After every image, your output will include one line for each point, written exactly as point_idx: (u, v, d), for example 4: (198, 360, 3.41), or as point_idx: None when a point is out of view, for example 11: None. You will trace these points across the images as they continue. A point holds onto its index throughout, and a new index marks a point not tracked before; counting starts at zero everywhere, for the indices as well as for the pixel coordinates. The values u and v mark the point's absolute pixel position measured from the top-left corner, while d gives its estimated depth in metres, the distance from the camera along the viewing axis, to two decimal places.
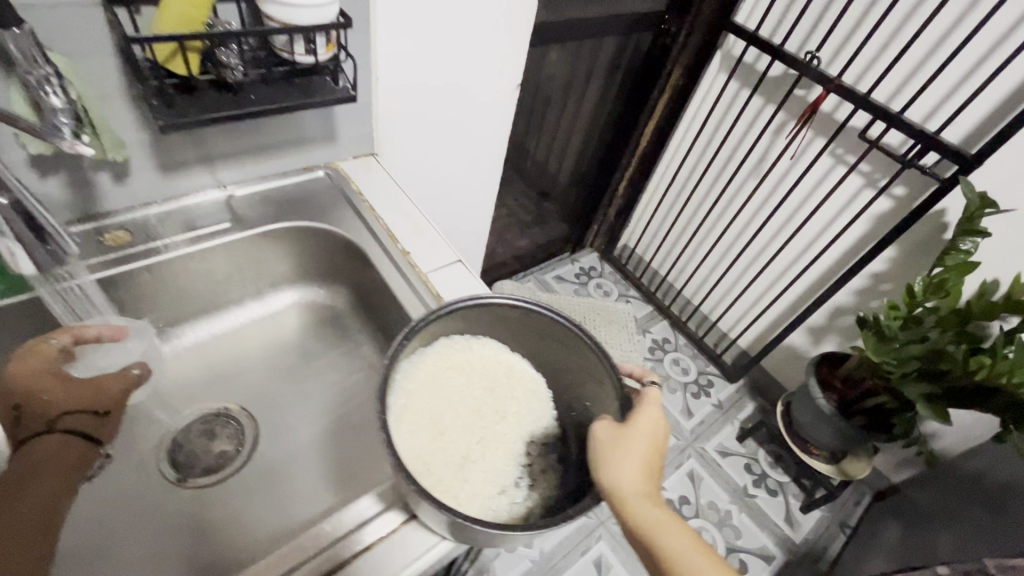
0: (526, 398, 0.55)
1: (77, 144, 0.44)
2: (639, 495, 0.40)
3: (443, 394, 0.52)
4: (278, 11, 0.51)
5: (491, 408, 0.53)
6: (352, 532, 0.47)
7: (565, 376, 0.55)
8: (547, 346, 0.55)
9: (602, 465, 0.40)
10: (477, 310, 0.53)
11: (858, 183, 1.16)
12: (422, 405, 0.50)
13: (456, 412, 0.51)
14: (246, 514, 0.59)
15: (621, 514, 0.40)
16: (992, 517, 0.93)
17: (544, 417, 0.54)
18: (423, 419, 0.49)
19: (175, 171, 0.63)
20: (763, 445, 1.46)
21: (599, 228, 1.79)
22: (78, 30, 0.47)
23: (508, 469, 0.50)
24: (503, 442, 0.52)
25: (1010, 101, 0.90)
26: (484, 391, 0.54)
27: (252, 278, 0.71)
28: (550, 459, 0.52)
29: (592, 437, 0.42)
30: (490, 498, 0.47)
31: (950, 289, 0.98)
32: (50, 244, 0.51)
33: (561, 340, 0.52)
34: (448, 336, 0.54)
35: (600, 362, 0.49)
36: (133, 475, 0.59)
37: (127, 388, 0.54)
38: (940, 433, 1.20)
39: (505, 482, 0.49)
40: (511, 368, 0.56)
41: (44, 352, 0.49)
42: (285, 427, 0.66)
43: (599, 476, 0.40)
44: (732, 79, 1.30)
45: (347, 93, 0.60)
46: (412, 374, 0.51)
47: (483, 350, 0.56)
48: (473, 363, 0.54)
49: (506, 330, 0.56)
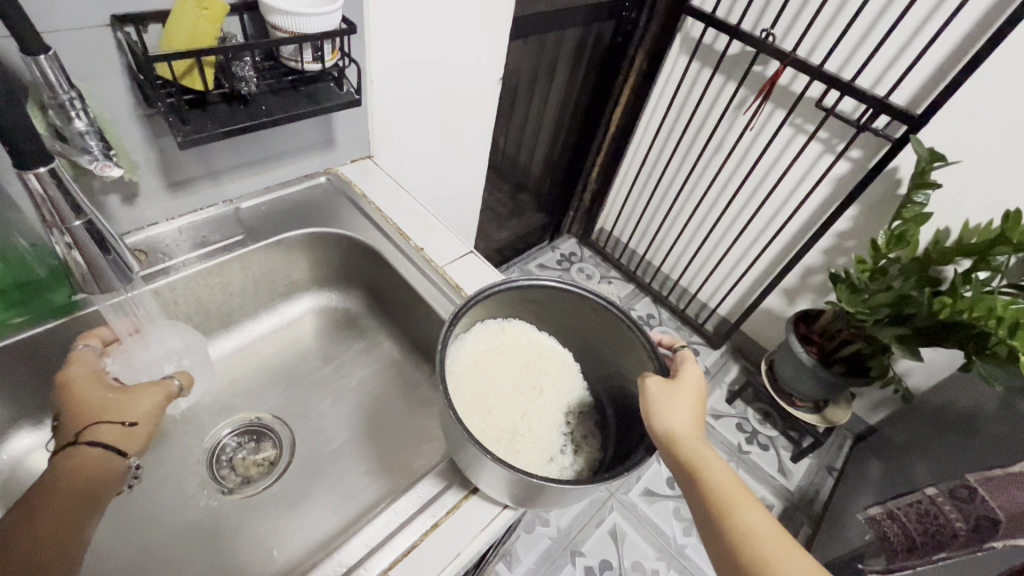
0: (558, 373, 0.59)
1: (107, 167, 0.47)
2: (690, 439, 0.45)
3: (486, 375, 0.55)
4: (287, 22, 0.52)
5: (530, 384, 0.57)
6: (416, 514, 0.49)
7: (592, 348, 0.59)
8: (574, 322, 0.58)
9: (655, 411, 0.45)
10: (507, 294, 0.56)
11: (818, 149, 1.24)
12: (470, 386, 0.54)
13: (501, 391, 0.55)
14: (296, 515, 0.59)
15: (676, 455, 0.45)
16: (966, 441, 1.03)
17: (578, 389, 0.59)
18: (472, 400, 0.53)
19: (182, 188, 0.63)
20: (750, 404, 1.55)
21: (576, 214, 1.84)
22: (90, 52, 0.47)
23: (553, 438, 0.54)
24: (545, 414, 0.56)
25: (948, 64, 0.99)
26: (521, 371, 0.58)
27: (268, 289, 0.72)
28: (589, 426, 0.57)
29: (643, 390, 0.47)
30: (543, 464, 0.52)
31: (910, 239, 1.08)
32: (112, 253, 0.48)
33: (588, 314, 0.56)
34: (483, 322, 0.57)
35: (630, 330, 0.52)
36: (177, 490, 0.60)
37: (165, 399, 0.54)
38: (910, 372, 1.31)
39: (553, 450, 0.53)
40: (541, 347, 0.60)
41: (82, 356, 0.52)
42: (319, 430, 0.67)
43: (652, 421, 0.46)
44: (693, 60, 1.37)
45: (352, 97, 0.62)
46: (457, 356, 0.54)
47: (514, 332, 0.59)
48: (508, 344, 0.58)
49: (532, 312, 0.59)
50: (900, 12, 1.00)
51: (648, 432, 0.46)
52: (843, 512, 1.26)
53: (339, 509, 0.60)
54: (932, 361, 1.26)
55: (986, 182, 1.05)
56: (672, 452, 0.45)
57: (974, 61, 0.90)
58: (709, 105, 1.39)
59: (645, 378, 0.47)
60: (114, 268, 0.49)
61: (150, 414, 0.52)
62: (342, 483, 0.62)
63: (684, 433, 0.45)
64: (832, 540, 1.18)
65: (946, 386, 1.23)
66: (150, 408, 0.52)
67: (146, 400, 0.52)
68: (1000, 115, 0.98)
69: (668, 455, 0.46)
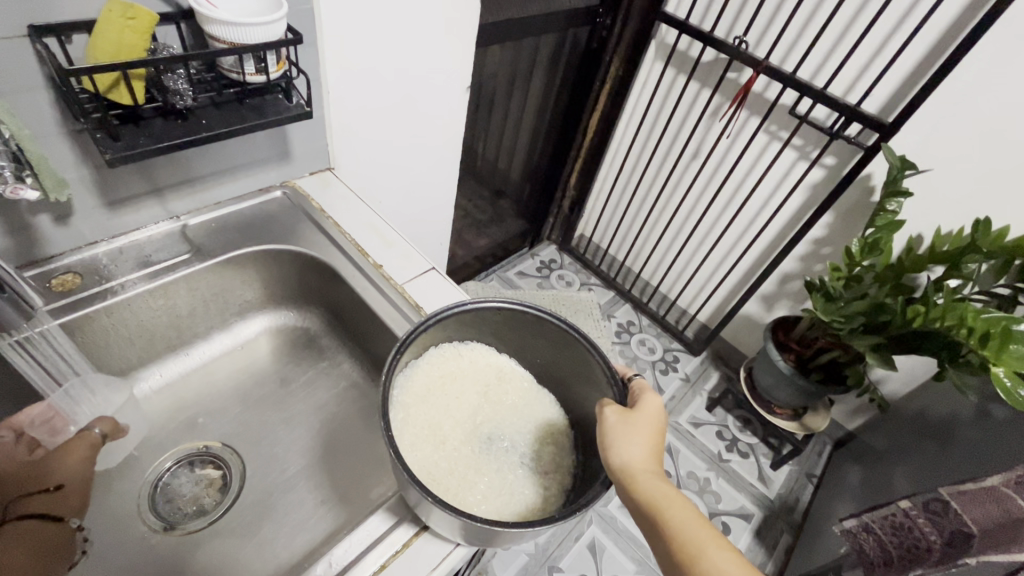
0: (521, 397, 0.57)
1: (19, 188, 0.45)
2: (646, 475, 0.43)
3: (441, 405, 0.53)
4: (224, 31, 0.49)
5: (496, 415, 0.55)
6: (365, 554, 0.46)
7: (554, 371, 0.57)
8: (534, 344, 0.57)
9: (611, 443, 0.44)
10: (464, 317, 0.54)
11: (793, 156, 1.24)
12: (421, 416, 0.52)
13: (457, 420, 0.53)
14: (242, 552, 0.56)
15: (630, 493, 0.44)
16: (942, 450, 1.02)
17: (547, 415, 0.57)
18: (423, 429, 0.51)
19: (123, 205, 0.59)
20: (730, 412, 1.54)
21: (555, 221, 1.83)
22: (8, 65, 0.44)
23: (517, 475, 0.51)
24: (509, 444, 0.53)
25: (918, 72, 0.99)
26: (479, 396, 0.56)
27: (219, 309, 0.69)
28: (562, 458, 0.54)
29: (600, 420, 0.45)
30: (499, 504, 0.48)
31: (883, 247, 1.07)
32: (7, 290, 0.50)
33: (548, 336, 0.54)
34: (438, 346, 0.56)
35: (589, 353, 0.51)
36: (112, 528, 0.56)
37: (92, 449, 0.53)
38: (886, 379, 1.30)
39: (514, 489, 0.50)
40: (501, 370, 0.58)
41: (88, 439, 0.53)
42: (272, 457, 0.64)
43: (609, 455, 0.44)
44: (668, 67, 1.36)
45: (302, 109, 0.59)
46: (406, 384, 0.52)
47: (471, 356, 0.58)
48: (465, 371, 0.56)
49: (491, 335, 0.58)
50: (870, 19, 0.99)
51: (605, 467, 0.44)
52: (822, 521, 1.25)
53: (289, 543, 0.56)
54: (907, 368, 1.26)
55: (958, 188, 1.04)
56: (627, 489, 0.43)
57: (943, 68, 0.90)
58: (686, 110, 1.38)
59: (603, 408, 0.45)
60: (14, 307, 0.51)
61: (82, 471, 0.52)
62: (292, 513, 0.59)
63: (641, 468, 0.43)
64: (811, 550, 1.17)
65: (922, 393, 1.23)
66: (80, 464, 0.52)
67: (64, 509, 0.49)
68: (969, 121, 0.98)
69: (625, 492, 0.44)
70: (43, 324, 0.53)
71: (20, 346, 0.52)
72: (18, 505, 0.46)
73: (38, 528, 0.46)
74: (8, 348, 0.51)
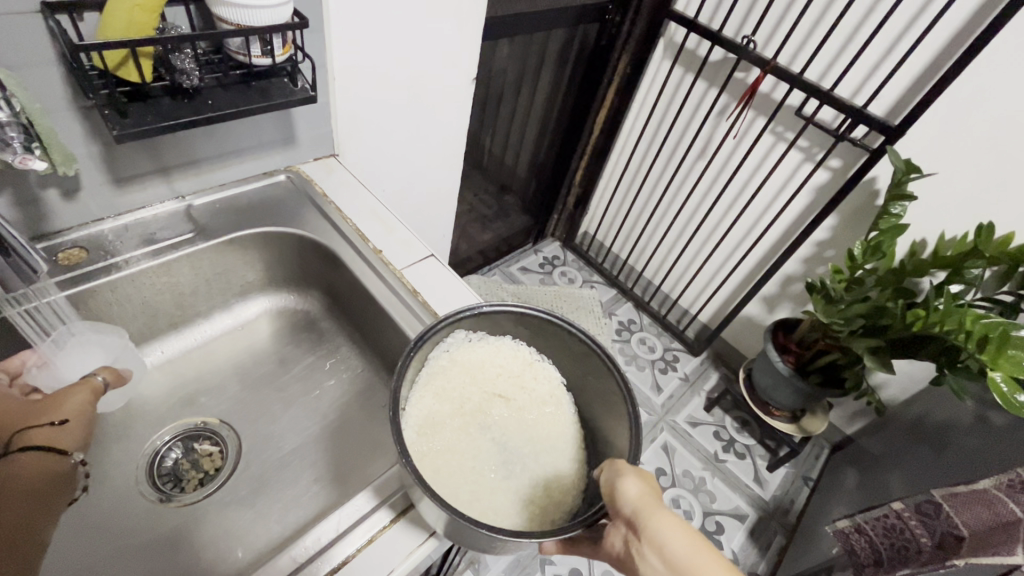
0: (551, 445, 0.53)
1: (28, 158, 0.45)
2: (664, 509, 0.39)
3: (484, 386, 0.55)
4: (232, 13, 0.49)
5: (521, 433, 0.53)
6: (352, 528, 0.47)
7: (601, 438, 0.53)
8: (596, 399, 0.54)
9: (639, 491, 0.40)
10: (547, 327, 0.54)
11: (798, 158, 1.23)
12: (459, 380, 0.54)
13: (483, 409, 0.54)
14: (235, 525, 0.57)
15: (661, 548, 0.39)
16: (937, 454, 1.02)
17: (561, 465, 0.52)
18: (450, 392, 0.53)
19: (129, 182, 0.60)
20: (728, 412, 1.54)
21: (560, 219, 1.84)
22: (20, 39, 0.45)
23: (489, 480, 0.49)
24: (511, 465, 0.50)
25: (925, 76, 0.99)
26: (520, 411, 0.55)
27: (221, 288, 0.70)
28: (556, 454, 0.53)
29: (619, 474, 0.41)
30: (464, 493, 0.47)
31: (886, 250, 1.07)
32: (11, 255, 0.48)
33: (590, 364, 0.53)
34: (520, 342, 0.57)
35: (610, 373, 0.50)
36: (112, 496, 0.57)
37: (94, 394, 0.51)
38: (886, 384, 1.31)
39: (489, 500, 0.47)
40: (557, 413, 0.55)
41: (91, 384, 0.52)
42: (270, 436, 0.65)
43: (636, 505, 0.39)
44: (675, 66, 1.36)
45: (307, 93, 0.60)
46: (462, 345, 0.55)
47: (540, 375, 0.57)
48: (527, 386, 0.56)
49: (574, 374, 0.56)
50: (879, 21, 0.99)
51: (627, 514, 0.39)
52: (816, 523, 1.25)
53: (282, 518, 0.58)
54: (906, 372, 1.26)
55: (964, 194, 1.04)
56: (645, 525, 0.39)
57: (950, 72, 0.90)
58: (692, 109, 1.38)
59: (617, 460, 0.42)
60: (14, 270, 0.49)
61: (83, 411, 0.49)
62: (285, 494, 0.60)
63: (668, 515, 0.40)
64: (804, 551, 1.17)
65: (920, 398, 1.23)
66: (81, 406, 0.49)
67: (70, 441, 0.47)
68: (975, 126, 0.98)
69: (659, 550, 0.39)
70: (49, 295, 0.55)
71: (26, 313, 0.53)
72: (22, 436, 0.45)
73: (39, 460, 0.44)
74: (15, 316, 0.52)
